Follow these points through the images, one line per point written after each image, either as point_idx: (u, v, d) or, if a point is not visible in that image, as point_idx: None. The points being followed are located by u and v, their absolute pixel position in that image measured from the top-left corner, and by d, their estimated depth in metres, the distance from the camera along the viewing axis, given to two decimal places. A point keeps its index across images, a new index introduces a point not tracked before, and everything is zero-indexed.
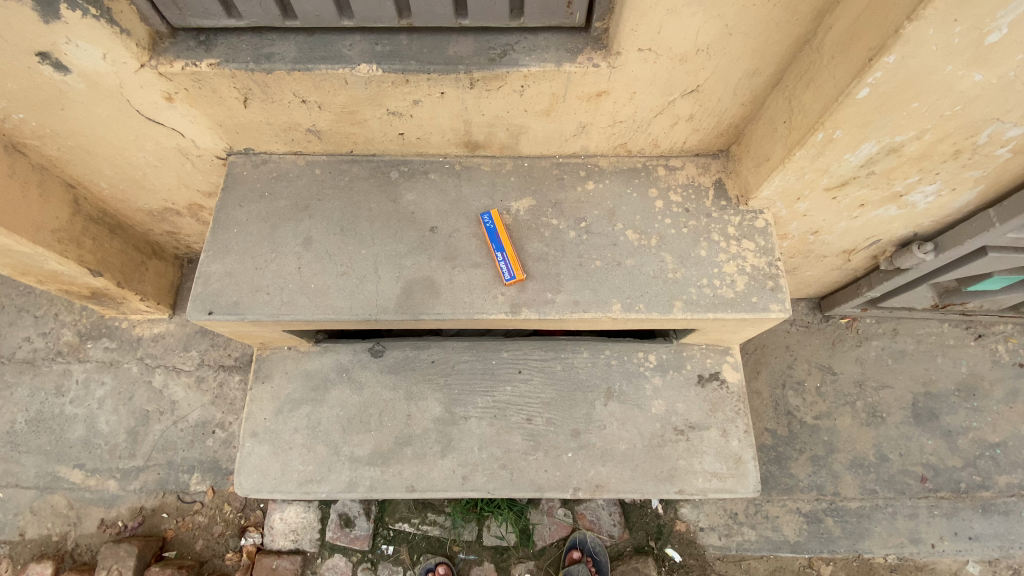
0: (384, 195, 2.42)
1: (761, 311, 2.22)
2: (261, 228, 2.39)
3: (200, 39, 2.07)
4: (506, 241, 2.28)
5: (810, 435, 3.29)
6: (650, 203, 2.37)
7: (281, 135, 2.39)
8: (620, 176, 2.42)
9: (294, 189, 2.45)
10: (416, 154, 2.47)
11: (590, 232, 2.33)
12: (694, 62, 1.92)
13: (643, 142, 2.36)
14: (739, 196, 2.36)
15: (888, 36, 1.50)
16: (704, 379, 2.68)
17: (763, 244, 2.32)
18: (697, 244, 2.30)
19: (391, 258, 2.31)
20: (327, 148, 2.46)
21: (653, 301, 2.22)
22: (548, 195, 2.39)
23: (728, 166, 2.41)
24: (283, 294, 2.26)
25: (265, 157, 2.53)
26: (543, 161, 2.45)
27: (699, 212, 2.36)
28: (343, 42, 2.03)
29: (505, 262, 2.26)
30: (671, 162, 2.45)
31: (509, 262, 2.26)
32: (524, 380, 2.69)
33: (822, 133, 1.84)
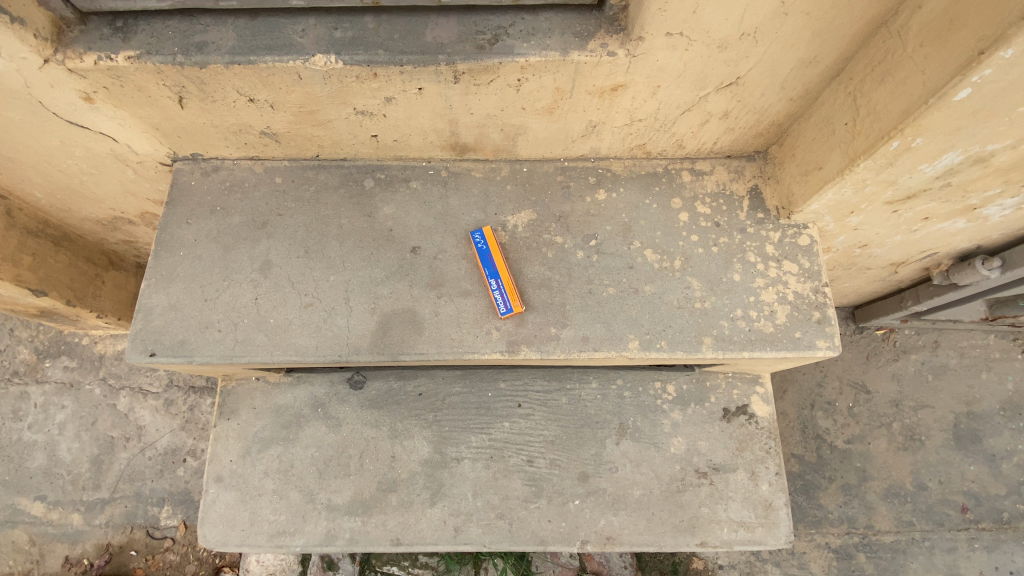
0: (357, 209, 2.04)
1: (805, 349, 1.86)
2: (212, 251, 2.03)
3: (117, 25, 1.70)
4: (501, 266, 1.92)
5: (841, 462, 2.97)
6: (672, 216, 1.99)
7: (232, 139, 2.02)
8: (637, 183, 2.03)
9: (250, 202, 2.08)
10: (395, 159, 2.07)
11: (601, 253, 1.96)
12: (736, 49, 1.54)
13: (664, 144, 1.98)
14: (780, 207, 2.00)
15: (1012, 23, 1.14)
16: (730, 414, 2.34)
17: (806, 266, 1.96)
18: (729, 267, 1.94)
19: (366, 286, 1.94)
20: (288, 153, 2.08)
21: (676, 338, 1.87)
22: (552, 207, 2.01)
23: (767, 172, 2.04)
24: (238, 332, 1.92)
25: (217, 164, 2.16)
26: (544, 166, 2.06)
27: (731, 228, 1.99)
28: (294, 26, 1.65)
29: (500, 292, 1.91)
30: (697, 165, 2.06)
31: (505, 293, 1.90)
32: (525, 416, 2.35)
33: (898, 141, 1.49)
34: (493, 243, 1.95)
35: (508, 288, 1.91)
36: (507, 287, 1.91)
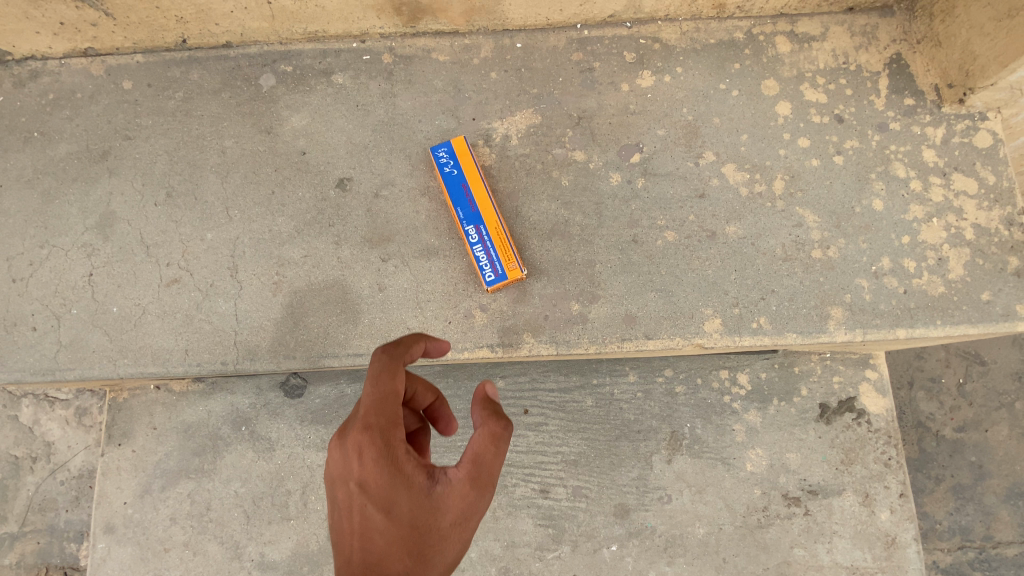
0: (250, 122, 1.26)
1: (998, 321, 1.11)
2: (26, 201, 1.27)
3: None
4: (488, 206, 1.16)
5: (952, 458, 2.24)
6: (763, 108, 1.21)
7: (37, 13, 1.22)
8: (703, 59, 1.24)
9: (84, 121, 1.31)
10: (307, 38, 1.28)
11: (649, 176, 1.19)
12: None
13: None
14: (941, 87, 1.21)
15: None
16: (832, 412, 1.60)
17: (991, 182, 1.18)
18: (861, 189, 1.17)
19: (265, 248, 1.20)
20: (136, 38, 1.29)
21: (782, 312, 1.13)
22: (565, 104, 1.23)
23: (918, 29, 1.24)
24: (62, 330, 1.20)
25: (36, 67, 1.35)
26: (550, 38, 1.26)
27: (862, 124, 1.20)
28: None
29: (485, 249, 1.15)
30: (801, 26, 1.26)
31: (494, 250, 1.15)
32: (535, 427, 1.63)
33: None
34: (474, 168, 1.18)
35: (498, 242, 1.15)
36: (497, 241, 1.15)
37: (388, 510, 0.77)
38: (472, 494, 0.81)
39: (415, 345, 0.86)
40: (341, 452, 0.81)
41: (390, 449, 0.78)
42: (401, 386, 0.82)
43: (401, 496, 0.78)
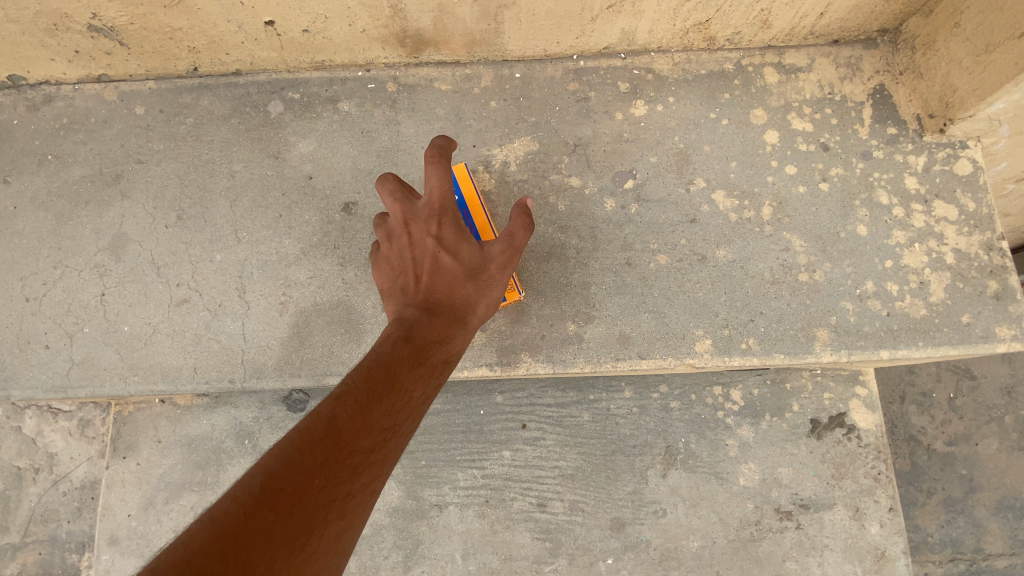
0: (258, 148, 1.31)
1: (978, 343, 1.16)
2: (40, 223, 1.31)
3: None
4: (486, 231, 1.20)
5: (942, 471, 2.28)
6: (752, 137, 1.27)
7: (53, 42, 1.27)
8: (694, 90, 1.29)
9: (97, 145, 1.36)
10: (314, 67, 1.33)
11: (642, 202, 1.25)
12: None
13: (740, 19, 1.22)
14: (923, 116, 1.26)
15: None
16: (822, 428, 1.64)
17: (971, 208, 1.23)
18: (846, 215, 1.22)
19: (272, 269, 1.24)
20: (149, 65, 1.34)
21: (770, 333, 1.18)
22: (562, 132, 1.28)
23: (900, 61, 1.29)
24: (74, 348, 1.24)
25: (50, 92, 1.40)
26: (547, 68, 1.31)
27: (847, 152, 1.25)
28: None
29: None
30: (788, 57, 1.31)
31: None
32: (532, 441, 1.66)
33: None
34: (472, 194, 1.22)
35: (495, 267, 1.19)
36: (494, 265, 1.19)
37: (457, 245, 1.01)
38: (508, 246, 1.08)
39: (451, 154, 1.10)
40: (410, 215, 1.03)
41: (455, 212, 1.03)
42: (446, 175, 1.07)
43: (465, 243, 1.02)
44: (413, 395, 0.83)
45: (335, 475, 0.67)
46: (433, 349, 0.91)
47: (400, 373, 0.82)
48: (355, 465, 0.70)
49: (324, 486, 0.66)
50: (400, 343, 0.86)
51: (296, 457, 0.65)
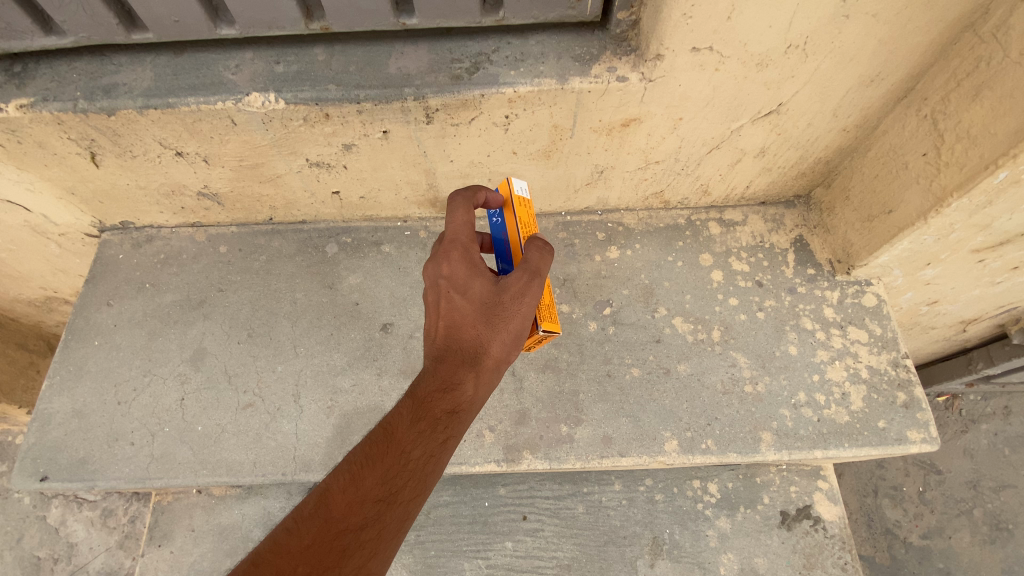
0: (317, 280, 1.66)
1: (894, 444, 1.43)
2: (135, 339, 1.63)
3: (13, 69, 1.36)
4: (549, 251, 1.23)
5: (921, 565, 2.41)
6: (703, 275, 1.63)
7: (166, 203, 1.68)
8: (655, 239, 1.68)
9: (186, 277, 1.71)
10: (364, 219, 1.72)
11: (619, 325, 1.58)
12: (779, 67, 1.20)
13: (686, 190, 1.63)
14: (834, 261, 1.62)
15: None
16: (791, 519, 1.83)
17: (878, 332, 1.56)
18: (780, 336, 1.55)
19: (321, 378, 1.54)
20: (235, 217, 1.73)
21: (724, 434, 1.46)
22: (554, 269, 1.65)
23: (813, 219, 1.68)
24: (155, 445, 1.50)
25: (151, 233, 1.79)
26: (543, 221, 1.71)
27: (776, 288, 1.61)
28: (225, 61, 1.30)
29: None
30: (727, 215, 1.72)
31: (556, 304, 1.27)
32: (532, 533, 1.85)
33: (1006, 174, 1.12)
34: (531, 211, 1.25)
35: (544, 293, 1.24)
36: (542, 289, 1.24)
37: (469, 280, 1.12)
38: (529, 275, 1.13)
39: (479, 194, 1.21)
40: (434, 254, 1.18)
41: (464, 247, 1.13)
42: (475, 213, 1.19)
43: (477, 277, 1.12)
44: (410, 458, 1.04)
45: (321, 557, 0.93)
46: (441, 398, 1.09)
47: (395, 439, 1.05)
48: (341, 546, 0.95)
49: (310, 567, 0.92)
50: (400, 407, 1.09)
51: (289, 543, 0.94)
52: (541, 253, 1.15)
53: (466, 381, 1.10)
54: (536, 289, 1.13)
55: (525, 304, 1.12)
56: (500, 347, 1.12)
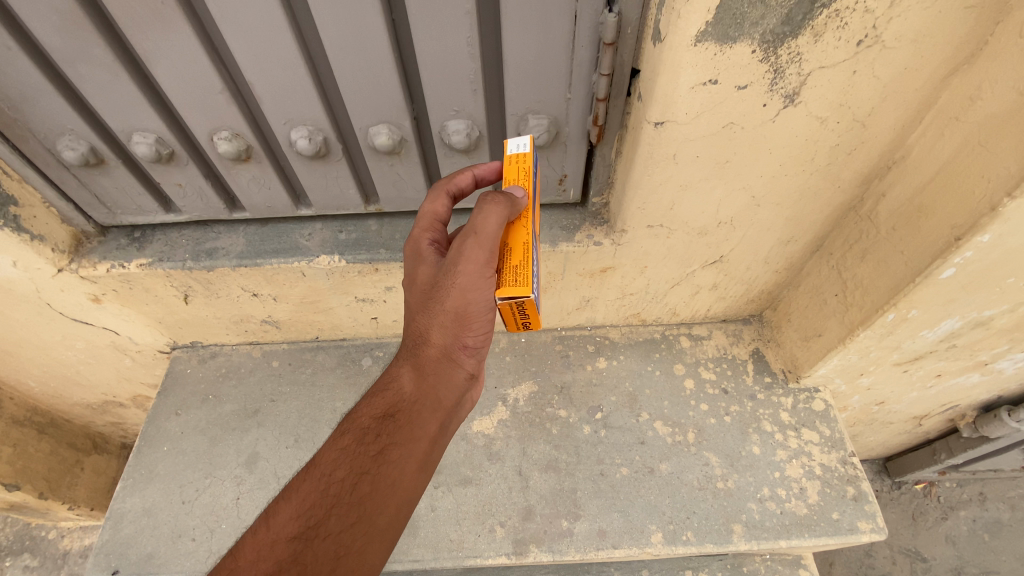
0: (354, 390, 1.98)
1: (847, 534, 1.67)
2: (198, 444, 1.93)
3: (134, 235, 1.78)
4: (526, 206, 1.16)
5: None
6: (677, 383, 1.95)
7: (232, 327, 2.04)
8: (636, 351, 2.02)
9: (244, 388, 2.04)
10: (394, 336, 2.08)
11: (608, 428, 1.87)
12: (716, 234, 1.61)
13: (658, 312, 2.00)
14: (786, 370, 1.95)
15: (981, 215, 1.14)
16: None
17: (828, 433, 1.84)
18: (745, 437, 1.84)
19: None
20: (288, 337, 2.09)
21: (701, 526, 1.70)
22: (552, 378, 1.97)
23: (765, 333, 2.03)
24: (213, 541, 1.75)
25: (214, 350, 2.15)
26: (542, 336, 2.07)
27: (739, 394, 1.92)
28: (301, 230, 1.74)
29: (535, 265, 1.19)
30: (695, 330, 2.07)
31: (534, 268, 1.15)
32: None
33: (894, 314, 1.46)
34: (523, 166, 1.22)
35: (515, 256, 1.16)
36: (515, 252, 1.17)
37: (417, 273, 1.25)
38: (463, 241, 1.14)
39: (460, 174, 1.29)
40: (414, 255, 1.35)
41: (418, 239, 1.28)
42: (446, 195, 1.28)
43: (423, 266, 1.24)
44: (332, 482, 1.09)
45: None
46: (382, 401, 1.18)
47: (319, 465, 1.12)
48: None
49: None
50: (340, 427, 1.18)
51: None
52: (481, 211, 1.11)
53: (405, 376, 1.20)
54: (471, 253, 1.12)
55: (457, 277, 1.13)
56: (437, 334, 1.19)
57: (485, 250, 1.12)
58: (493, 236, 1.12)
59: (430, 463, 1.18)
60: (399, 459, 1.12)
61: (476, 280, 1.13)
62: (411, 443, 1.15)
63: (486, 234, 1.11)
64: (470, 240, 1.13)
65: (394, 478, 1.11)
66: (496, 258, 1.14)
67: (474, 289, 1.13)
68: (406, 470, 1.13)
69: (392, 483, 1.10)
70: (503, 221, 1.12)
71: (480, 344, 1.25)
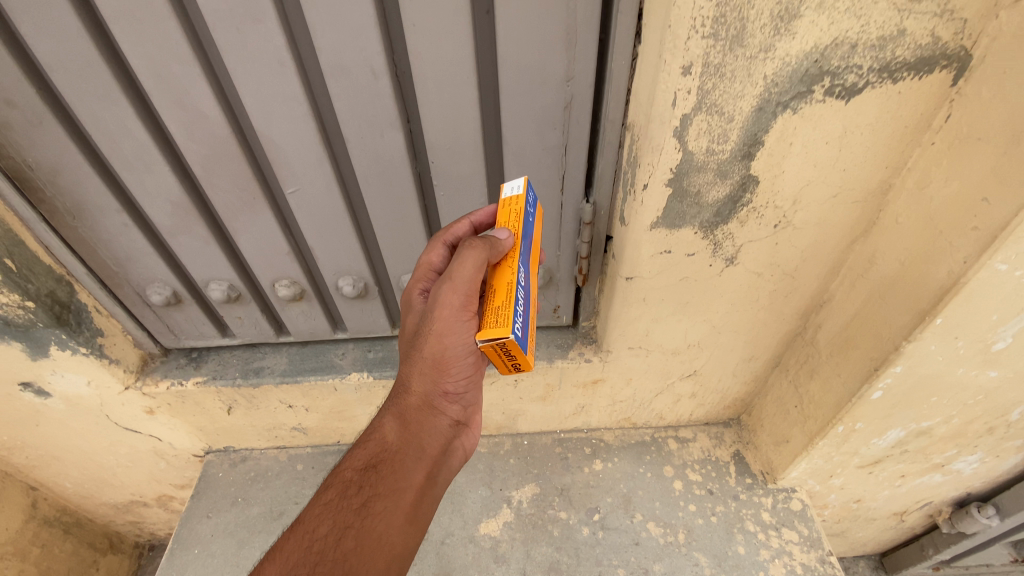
0: None
1: None
2: (227, 546, 2.09)
3: (192, 354, 2.09)
4: (511, 247, 1.24)
5: None
6: (667, 484, 2.15)
7: (265, 433, 2.28)
8: (628, 453, 2.24)
9: (271, 490, 2.24)
10: None
11: (605, 528, 2.04)
12: (687, 353, 1.89)
13: (646, 416, 2.24)
14: (764, 471, 2.15)
15: (890, 351, 1.43)
16: None
17: (806, 532, 2.01)
18: (731, 537, 2.01)
19: None
20: (313, 440, 2.32)
21: None
22: (553, 480, 2.17)
23: (744, 435, 2.26)
24: None
25: (245, 453, 2.37)
26: (543, 439, 2.30)
27: (724, 494, 2.11)
28: (335, 350, 2.04)
29: (523, 305, 1.24)
30: (681, 432, 2.30)
31: (517, 309, 1.20)
32: None
33: (843, 425, 1.70)
34: (517, 209, 1.31)
35: (499, 298, 1.23)
36: (498, 293, 1.24)
37: (406, 324, 1.40)
38: (440, 286, 1.26)
39: (457, 225, 1.41)
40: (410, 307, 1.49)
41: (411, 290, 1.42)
42: (443, 244, 1.40)
43: (411, 317, 1.38)
44: (318, 536, 1.16)
45: None
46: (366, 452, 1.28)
47: (306, 520, 1.20)
48: None
49: None
50: (326, 483, 1.27)
51: None
52: (461, 257, 1.23)
53: (388, 424, 1.32)
54: (448, 297, 1.24)
55: (434, 323, 1.27)
56: (418, 382, 1.32)
57: (459, 294, 1.24)
58: (469, 278, 1.22)
59: (417, 514, 1.26)
60: (382, 510, 1.21)
61: (453, 325, 1.26)
62: (395, 492, 1.24)
63: (461, 277, 1.22)
64: (447, 284, 1.24)
65: (377, 531, 1.18)
66: (472, 301, 1.25)
67: (449, 333, 1.27)
68: (390, 521, 1.21)
69: (377, 535, 1.18)
70: (480, 262, 1.22)
71: (460, 391, 1.37)
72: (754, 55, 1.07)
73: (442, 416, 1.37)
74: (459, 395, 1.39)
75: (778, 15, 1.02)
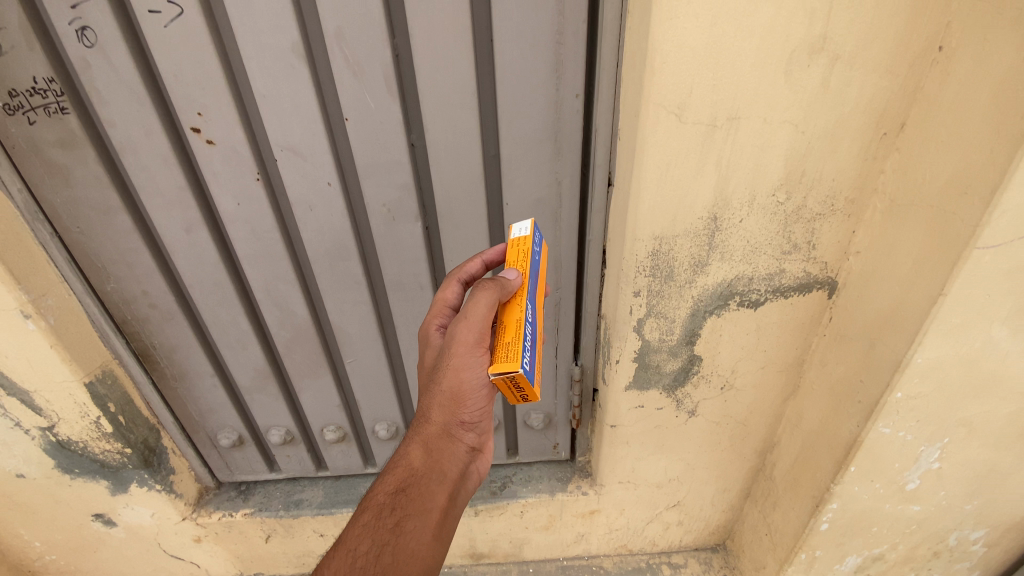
0: None
1: None
2: None
3: (241, 486, 2.42)
4: (520, 287, 1.29)
5: None
6: None
7: (294, 560, 2.51)
8: None
9: None
10: None
11: None
12: (669, 485, 2.20)
13: (640, 542, 2.48)
14: None
15: (823, 490, 1.76)
16: None
17: None
18: None
19: None
20: None
21: None
22: None
23: (730, 560, 2.48)
24: None
25: None
26: (547, 566, 2.52)
27: None
28: (364, 483, 2.37)
29: (529, 343, 1.25)
30: (673, 558, 2.52)
31: (524, 344, 1.21)
32: None
33: (805, 553, 1.96)
34: (524, 249, 1.36)
35: (508, 333, 1.27)
36: (509, 330, 1.27)
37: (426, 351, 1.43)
38: (456, 325, 1.31)
39: (470, 263, 1.49)
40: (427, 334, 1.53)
41: (429, 322, 1.47)
42: (458, 281, 1.48)
43: (429, 348, 1.43)
44: (356, 556, 1.23)
45: None
46: (394, 476, 1.34)
47: (345, 541, 1.27)
48: None
49: None
50: (361, 504, 1.34)
51: None
52: (476, 299, 1.28)
53: (413, 450, 1.35)
54: (463, 335, 1.29)
55: (452, 359, 1.30)
56: (438, 412, 1.35)
57: (475, 332, 1.28)
58: (482, 317, 1.27)
59: (443, 532, 1.33)
60: (413, 530, 1.28)
61: (469, 361, 1.30)
62: (423, 513, 1.30)
63: (476, 316, 1.27)
64: (462, 322, 1.29)
65: (410, 548, 1.26)
66: (485, 338, 1.29)
67: (467, 369, 1.31)
68: (420, 538, 1.28)
69: (411, 554, 1.26)
70: (492, 302, 1.27)
71: (476, 419, 1.39)
72: (682, 284, 1.57)
73: (459, 443, 1.40)
74: (475, 423, 1.41)
75: (694, 264, 1.52)
